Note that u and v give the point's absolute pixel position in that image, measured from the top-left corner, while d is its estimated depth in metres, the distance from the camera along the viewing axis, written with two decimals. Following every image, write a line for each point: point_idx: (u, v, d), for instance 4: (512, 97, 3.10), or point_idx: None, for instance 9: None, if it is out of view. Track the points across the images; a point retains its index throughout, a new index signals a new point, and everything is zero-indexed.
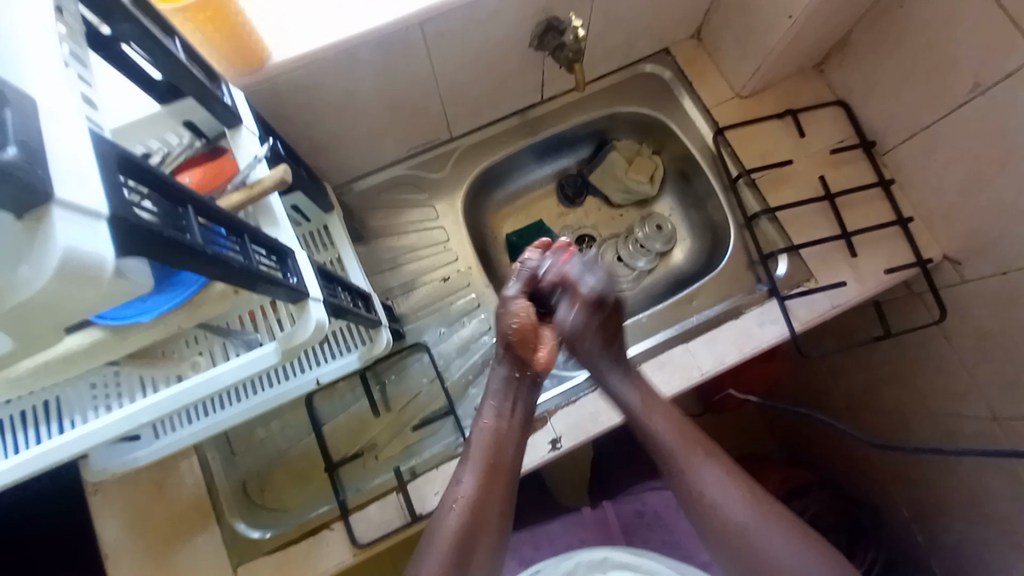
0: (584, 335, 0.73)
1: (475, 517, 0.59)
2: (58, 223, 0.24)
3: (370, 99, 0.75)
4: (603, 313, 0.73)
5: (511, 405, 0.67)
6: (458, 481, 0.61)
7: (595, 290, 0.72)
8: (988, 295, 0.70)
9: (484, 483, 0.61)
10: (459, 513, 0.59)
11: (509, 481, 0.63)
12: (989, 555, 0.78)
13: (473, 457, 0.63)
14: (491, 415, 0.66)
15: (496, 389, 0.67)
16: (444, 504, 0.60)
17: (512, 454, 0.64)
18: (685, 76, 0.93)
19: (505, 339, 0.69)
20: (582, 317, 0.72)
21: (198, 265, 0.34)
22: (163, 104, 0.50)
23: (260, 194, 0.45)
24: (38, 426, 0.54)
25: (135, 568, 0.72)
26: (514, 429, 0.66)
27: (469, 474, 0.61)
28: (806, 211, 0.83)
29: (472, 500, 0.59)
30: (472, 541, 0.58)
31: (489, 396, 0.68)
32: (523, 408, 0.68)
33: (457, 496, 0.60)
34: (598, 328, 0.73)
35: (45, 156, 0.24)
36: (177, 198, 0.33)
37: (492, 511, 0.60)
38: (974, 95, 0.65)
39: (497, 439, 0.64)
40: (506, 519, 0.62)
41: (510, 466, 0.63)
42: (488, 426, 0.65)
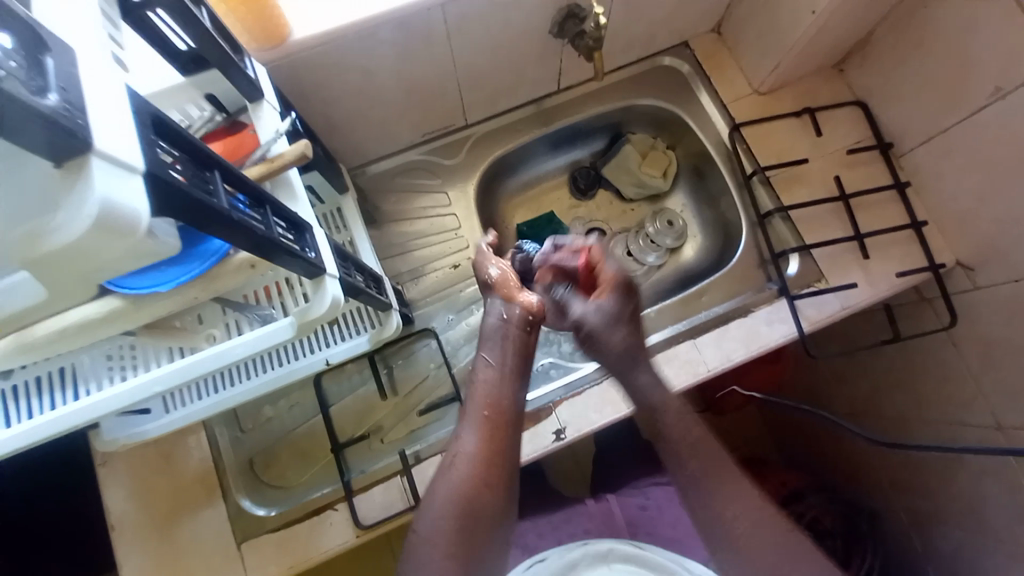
0: (608, 329, 0.68)
1: (476, 474, 0.57)
2: (96, 172, 0.24)
3: (388, 83, 0.75)
4: (627, 301, 0.70)
5: (504, 358, 0.64)
6: (457, 440, 0.60)
7: (614, 274, 0.71)
8: (1000, 303, 0.70)
9: (485, 438, 0.59)
10: (458, 472, 0.57)
11: (512, 434, 0.61)
12: (982, 564, 0.78)
13: (470, 415, 0.61)
14: (483, 365, 0.64)
15: (489, 339, 0.66)
16: (444, 464, 0.59)
17: (510, 403, 0.62)
18: (704, 71, 0.92)
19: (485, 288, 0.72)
20: (604, 308, 0.69)
21: (222, 229, 0.35)
22: (186, 76, 0.51)
23: (281, 168, 0.46)
24: (53, 392, 0.54)
25: (139, 540, 0.73)
26: (506, 378, 0.63)
27: (468, 432, 0.60)
28: (820, 211, 0.83)
29: (472, 458, 0.58)
30: (478, 499, 0.56)
31: (484, 346, 0.66)
32: (516, 354, 0.65)
33: (457, 454, 0.59)
34: (619, 317, 0.69)
35: (84, 106, 0.25)
36: (204, 161, 0.33)
37: (496, 465, 0.58)
38: (995, 99, 0.64)
39: (493, 394, 0.62)
40: (514, 473, 0.60)
41: (512, 416, 0.61)
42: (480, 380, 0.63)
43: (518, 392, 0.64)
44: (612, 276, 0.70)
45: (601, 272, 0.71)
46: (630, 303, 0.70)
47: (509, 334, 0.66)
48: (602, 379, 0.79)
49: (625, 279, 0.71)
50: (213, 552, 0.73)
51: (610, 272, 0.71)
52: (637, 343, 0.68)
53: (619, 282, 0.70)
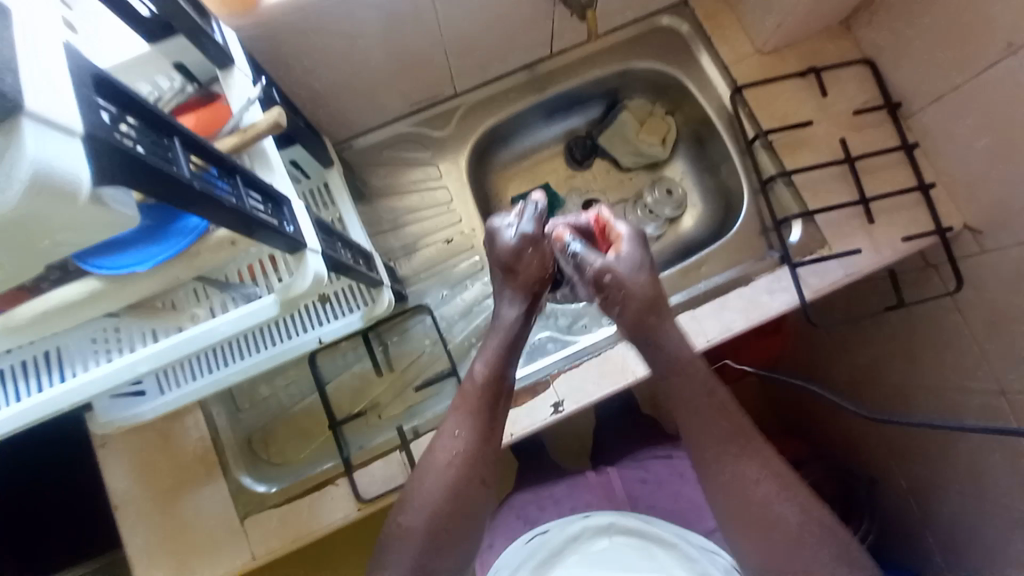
0: (636, 276, 0.62)
1: (470, 470, 0.58)
2: (27, 134, 0.22)
3: (370, 51, 0.71)
4: (647, 251, 0.64)
5: (509, 350, 0.64)
6: (453, 435, 0.59)
7: (631, 225, 0.66)
8: (1006, 267, 0.68)
9: (481, 435, 0.59)
10: (454, 469, 0.57)
11: (505, 432, 0.61)
12: (981, 528, 0.78)
13: (469, 410, 0.60)
14: (488, 360, 0.63)
15: (501, 333, 0.65)
16: (439, 457, 0.58)
17: (507, 403, 0.63)
18: (704, 31, 0.88)
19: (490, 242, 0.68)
20: (625, 257, 0.63)
21: (187, 202, 0.33)
22: (152, 44, 0.48)
23: (253, 138, 0.43)
24: (40, 375, 0.54)
25: (142, 519, 0.74)
26: (509, 372, 0.63)
27: (466, 428, 0.59)
28: (824, 175, 0.80)
29: (468, 453, 0.58)
30: (470, 497, 0.57)
31: (493, 340, 0.65)
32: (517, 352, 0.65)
33: (453, 450, 0.58)
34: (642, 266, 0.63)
35: (14, 63, 0.23)
36: (163, 128, 0.31)
37: (489, 463, 0.59)
38: (1007, 55, 0.61)
39: (493, 390, 0.61)
40: (500, 469, 0.61)
41: (506, 415, 0.62)
42: (480, 375, 0.62)
43: (515, 386, 0.64)
44: (629, 228, 0.65)
45: (618, 226, 0.66)
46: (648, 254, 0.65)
47: (521, 327, 0.66)
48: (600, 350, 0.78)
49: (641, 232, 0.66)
50: (217, 529, 0.74)
51: (626, 224, 0.66)
52: (658, 295, 0.62)
53: (636, 236, 0.65)
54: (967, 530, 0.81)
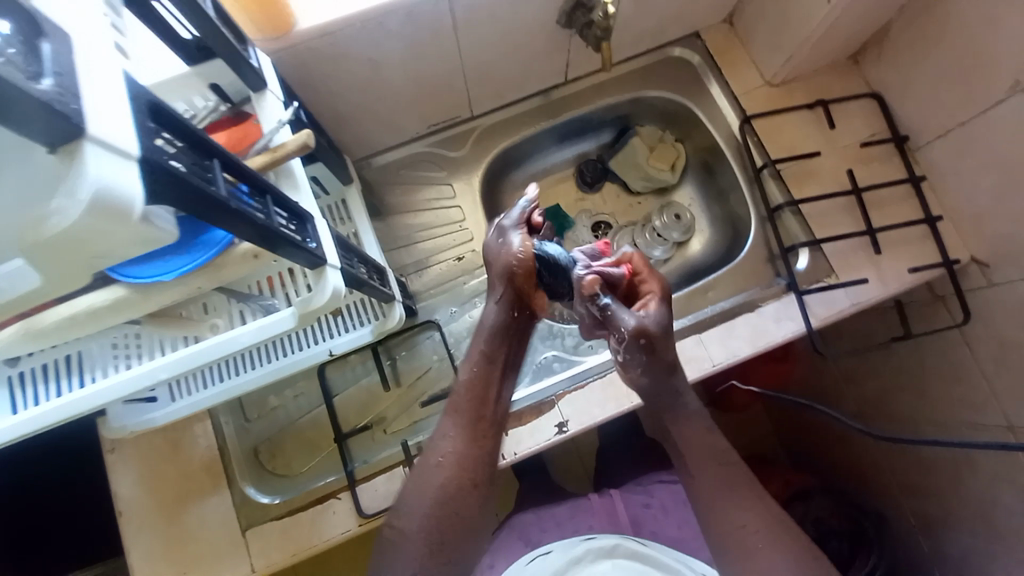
0: (665, 332, 0.61)
1: (461, 474, 0.58)
2: (91, 158, 0.24)
3: (393, 76, 0.74)
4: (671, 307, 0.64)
5: (497, 350, 0.63)
6: (443, 436, 0.60)
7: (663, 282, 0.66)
8: (1015, 302, 0.68)
9: (471, 437, 0.60)
10: (445, 470, 0.58)
11: (496, 434, 0.61)
12: (991, 567, 0.77)
13: (459, 411, 0.61)
14: (474, 363, 0.63)
15: (488, 331, 0.63)
16: (431, 461, 0.59)
17: (499, 405, 0.62)
18: (714, 62, 0.90)
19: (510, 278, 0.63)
20: (656, 315, 0.62)
21: (222, 219, 0.35)
22: (191, 66, 0.50)
23: (283, 158, 0.45)
24: (59, 379, 0.55)
25: (146, 527, 0.74)
26: (498, 376, 0.63)
27: (454, 430, 0.60)
28: (832, 206, 0.81)
29: (458, 455, 0.58)
30: (462, 499, 0.57)
31: (477, 339, 0.64)
32: (511, 356, 0.64)
33: (443, 452, 0.59)
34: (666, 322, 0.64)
35: (79, 91, 0.24)
36: (204, 149, 0.33)
37: (480, 467, 0.59)
38: (1013, 93, 0.62)
39: (482, 389, 0.62)
40: (495, 473, 0.61)
41: (497, 415, 0.62)
42: (470, 376, 0.62)
43: (506, 392, 0.64)
44: (659, 284, 0.65)
45: (647, 282, 0.66)
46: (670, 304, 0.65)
47: (512, 327, 0.64)
48: (607, 373, 0.79)
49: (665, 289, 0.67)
50: (220, 539, 0.74)
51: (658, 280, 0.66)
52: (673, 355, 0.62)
53: (665, 292, 0.65)
54: (978, 568, 0.79)
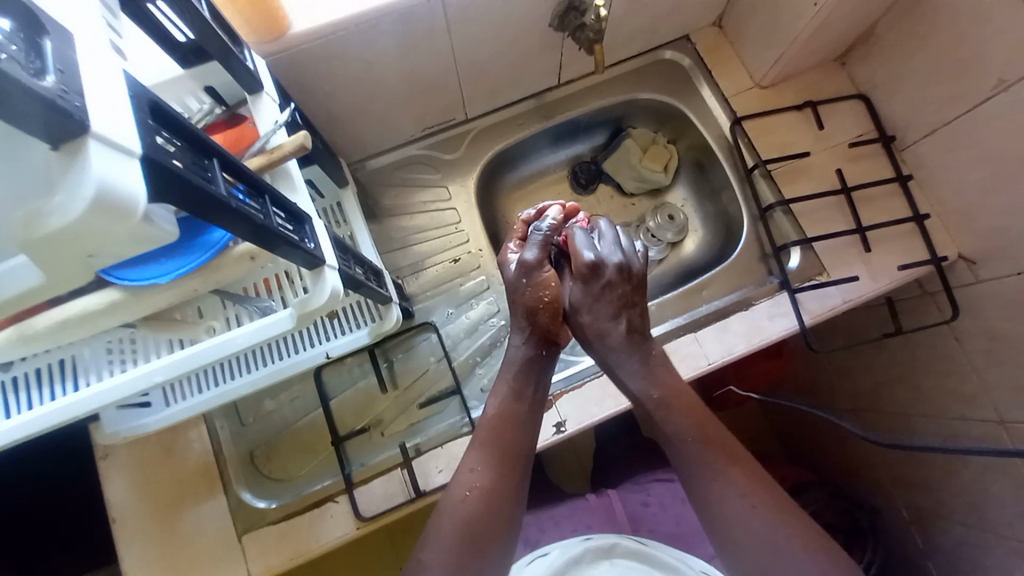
0: (592, 304, 0.70)
1: (490, 506, 0.56)
2: (94, 156, 0.24)
3: (388, 76, 0.75)
4: (596, 280, 0.70)
5: (529, 387, 0.65)
6: (470, 470, 0.59)
7: (591, 259, 0.70)
8: (1004, 296, 0.70)
9: (498, 470, 0.59)
10: (469, 501, 0.56)
11: (523, 469, 0.60)
12: (986, 558, 0.78)
13: (485, 445, 0.61)
14: (503, 398, 0.64)
15: (517, 368, 0.66)
16: (455, 495, 0.58)
17: (526, 439, 0.62)
18: (705, 64, 0.92)
19: (527, 305, 0.69)
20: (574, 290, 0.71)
21: (220, 218, 0.35)
22: (186, 68, 0.51)
23: (280, 159, 0.46)
24: (52, 384, 0.55)
25: (140, 533, 0.73)
26: (528, 412, 0.64)
27: (483, 463, 0.59)
28: (822, 204, 0.82)
29: (484, 487, 0.57)
30: (486, 531, 0.55)
31: (507, 376, 0.67)
32: (536, 390, 0.66)
33: (469, 486, 0.58)
34: (621, 301, 0.70)
35: (81, 89, 0.25)
36: (203, 149, 0.33)
37: (507, 501, 0.57)
38: (998, 90, 0.64)
39: (510, 423, 0.62)
40: (521, 509, 0.59)
41: (524, 450, 0.62)
42: (501, 411, 0.63)
43: (533, 430, 0.64)
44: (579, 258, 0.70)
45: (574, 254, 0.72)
46: (607, 280, 0.70)
47: (534, 363, 0.67)
48: (604, 371, 0.80)
49: (617, 265, 0.71)
50: (215, 546, 0.73)
51: (584, 257, 0.70)
52: (635, 329, 0.69)
53: (591, 267, 0.70)
54: (973, 561, 0.80)
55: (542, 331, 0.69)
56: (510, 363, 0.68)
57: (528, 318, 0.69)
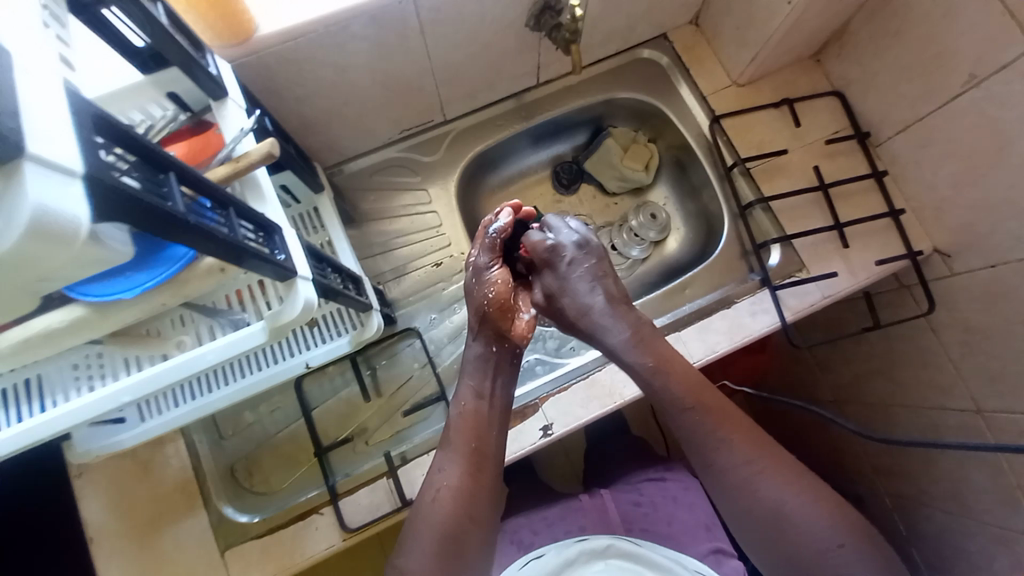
0: (561, 285, 0.70)
1: (461, 505, 0.55)
2: (29, 179, 0.23)
3: (362, 78, 0.73)
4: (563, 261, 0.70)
5: (491, 383, 0.64)
6: (440, 470, 0.58)
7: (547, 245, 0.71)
8: (977, 288, 0.71)
9: (468, 468, 0.58)
10: (441, 502, 0.55)
11: (494, 468, 0.59)
12: (968, 543, 0.80)
13: (455, 444, 0.60)
14: (469, 396, 0.63)
15: (474, 367, 0.65)
16: (427, 496, 0.57)
17: (496, 435, 0.62)
18: (683, 62, 0.92)
19: (480, 311, 0.67)
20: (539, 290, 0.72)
21: (179, 235, 0.33)
22: (146, 74, 0.49)
23: (247, 168, 0.44)
24: (19, 406, 0.53)
25: (118, 554, 0.71)
26: (495, 410, 0.63)
27: (451, 462, 0.58)
28: (800, 201, 0.83)
29: (455, 487, 0.56)
30: (461, 533, 0.54)
31: (468, 375, 0.65)
32: (503, 385, 0.65)
33: (439, 485, 0.57)
34: (593, 274, 0.70)
35: (17, 109, 0.23)
36: (158, 164, 0.32)
37: (479, 498, 0.57)
38: (971, 86, 0.65)
39: (479, 420, 0.61)
40: (496, 506, 0.58)
41: (495, 447, 0.61)
42: (467, 409, 0.62)
43: (502, 427, 0.63)
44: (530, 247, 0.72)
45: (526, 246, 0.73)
46: (568, 261, 0.70)
47: (497, 361, 0.66)
48: (589, 373, 0.79)
49: (575, 244, 0.71)
50: (197, 564, 0.71)
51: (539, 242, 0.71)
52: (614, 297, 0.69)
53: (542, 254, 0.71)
54: (955, 546, 0.82)
55: (493, 332, 0.66)
56: (468, 364, 0.67)
57: (481, 322, 0.67)
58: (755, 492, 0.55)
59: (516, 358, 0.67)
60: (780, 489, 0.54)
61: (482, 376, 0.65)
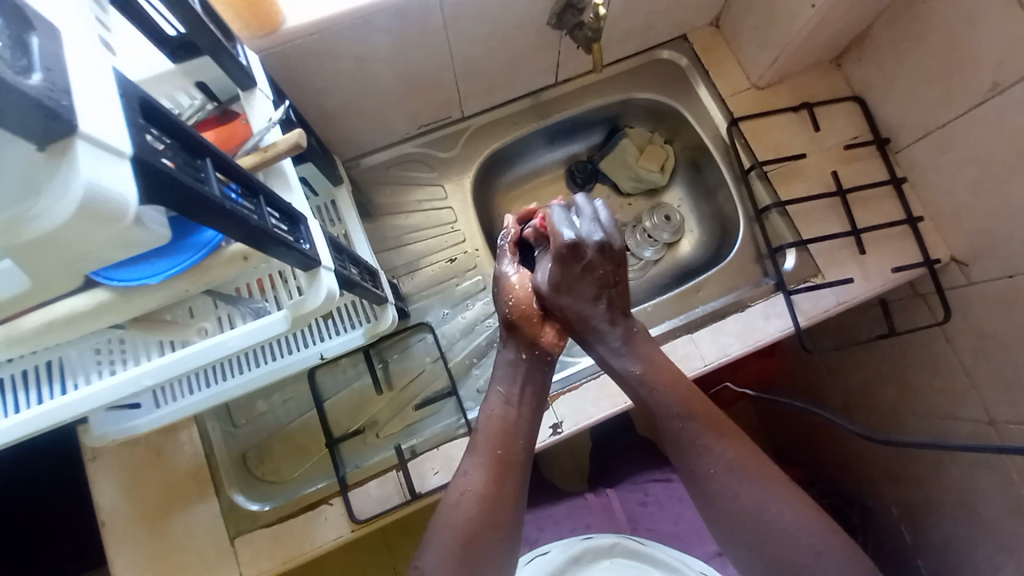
0: (572, 284, 0.66)
1: (484, 508, 0.55)
2: (81, 156, 0.23)
3: (382, 73, 0.74)
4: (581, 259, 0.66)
5: (520, 390, 0.65)
6: (465, 474, 0.58)
7: (570, 240, 0.65)
8: (993, 298, 0.70)
9: (493, 474, 0.58)
10: (465, 507, 0.55)
11: (520, 473, 0.59)
12: (975, 555, 0.79)
13: (480, 448, 0.60)
14: (498, 402, 0.63)
15: (505, 372, 0.66)
16: (451, 499, 0.57)
17: (524, 444, 0.61)
18: (701, 64, 0.92)
19: (505, 319, 0.69)
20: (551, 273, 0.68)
21: (213, 220, 0.34)
22: (176, 63, 0.49)
23: (273, 158, 0.45)
24: (40, 386, 0.54)
25: (130, 537, 0.72)
26: (523, 414, 0.63)
27: (477, 467, 0.58)
28: (817, 205, 0.83)
29: (480, 492, 0.56)
30: (483, 537, 0.54)
31: (499, 381, 0.66)
32: (533, 390, 0.66)
33: (464, 489, 0.57)
34: (604, 281, 0.67)
35: (69, 87, 0.24)
36: (196, 149, 0.32)
37: (504, 503, 0.57)
38: (993, 94, 0.64)
39: (506, 427, 0.61)
40: (520, 511, 0.58)
41: (522, 453, 0.61)
42: (494, 415, 0.62)
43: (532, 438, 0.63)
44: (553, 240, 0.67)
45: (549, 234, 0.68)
46: (586, 261, 0.66)
47: (529, 369, 0.66)
48: (600, 372, 0.79)
49: (597, 244, 0.67)
50: (207, 550, 0.72)
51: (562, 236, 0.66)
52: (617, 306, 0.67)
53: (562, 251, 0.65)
54: (962, 558, 0.81)
55: (526, 341, 0.67)
56: (499, 367, 0.68)
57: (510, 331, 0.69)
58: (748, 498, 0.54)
59: (546, 364, 0.68)
60: (786, 492, 0.54)
61: (511, 382, 0.66)
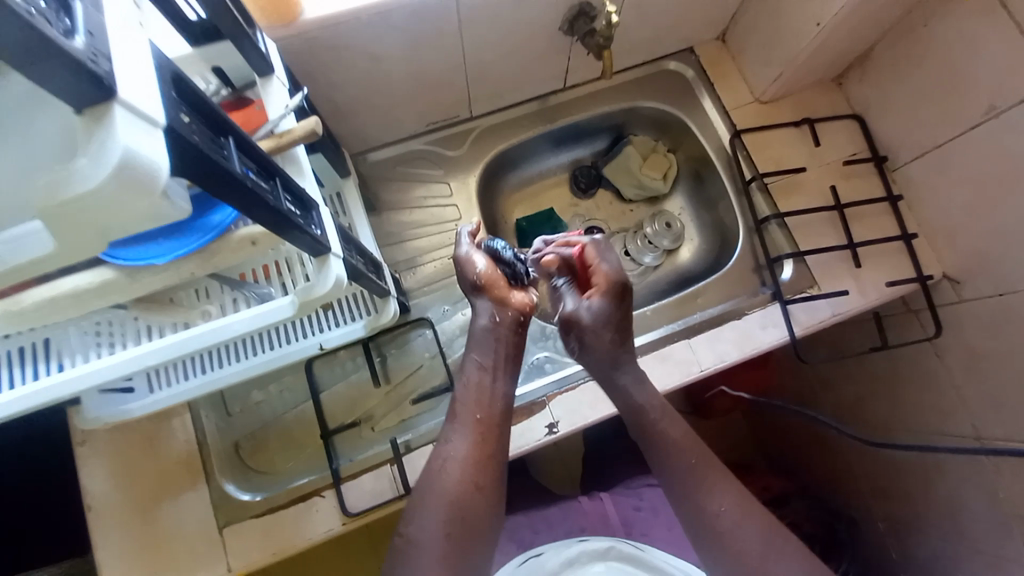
0: (596, 325, 0.68)
1: (469, 475, 0.56)
2: (119, 121, 0.24)
3: (396, 69, 0.74)
4: (614, 302, 0.68)
5: (496, 357, 0.64)
6: (448, 441, 0.58)
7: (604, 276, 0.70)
8: (984, 316, 0.72)
9: (476, 440, 0.58)
10: (450, 473, 0.56)
11: (501, 437, 0.60)
12: (960, 570, 0.80)
13: (462, 414, 0.60)
14: (474, 369, 0.63)
15: (479, 341, 0.64)
16: (435, 465, 0.57)
17: (503, 406, 0.62)
18: (708, 77, 0.94)
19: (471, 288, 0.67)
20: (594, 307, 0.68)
21: (234, 197, 0.34)
22: (194, 46, 0.50)
23: (289, 144, 0.45)
24: (37, 363, 0.53)
25: (117, 524, 0.71)
26: (503, 398, 0.62)
27: (459, 434, 0.59)
28: (816, 219, 0.84)
29: (464, 458, 0.57)
30: (471, 503, 0.55)
31: (473, 348, 0.65)
32: (505, 358, 0.64)
33: (447, 456, 0.57)
34: (617, 317, 0.68)
35: (110, 54, 0.24)
36: (220, 126, 0.33)
37: (489, 468, 0.57)
38: (989, 118, 0.66)
39: (484, 391, 0.62)
40: (504, 475, 0.59)
41: (501, 417, 0.61)
42: (471, 382, 0.62)
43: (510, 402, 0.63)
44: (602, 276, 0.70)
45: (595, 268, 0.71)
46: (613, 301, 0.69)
47: (504, 334, 0.65)
48: None
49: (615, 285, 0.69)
50: (195, 538, 0.71)
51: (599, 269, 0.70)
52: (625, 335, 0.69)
53: (612, 285, 0.69)
54: (948, 574, 0.82)
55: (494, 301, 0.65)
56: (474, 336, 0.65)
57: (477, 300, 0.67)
58: (728, 529, 0.57)
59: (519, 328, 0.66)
60: None
61: (486, 352, 0.64)
